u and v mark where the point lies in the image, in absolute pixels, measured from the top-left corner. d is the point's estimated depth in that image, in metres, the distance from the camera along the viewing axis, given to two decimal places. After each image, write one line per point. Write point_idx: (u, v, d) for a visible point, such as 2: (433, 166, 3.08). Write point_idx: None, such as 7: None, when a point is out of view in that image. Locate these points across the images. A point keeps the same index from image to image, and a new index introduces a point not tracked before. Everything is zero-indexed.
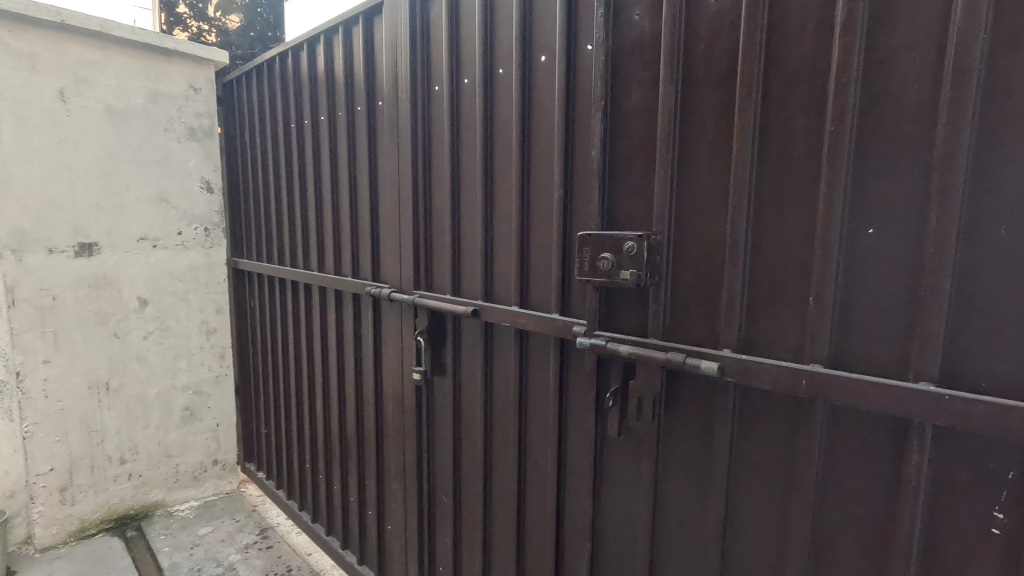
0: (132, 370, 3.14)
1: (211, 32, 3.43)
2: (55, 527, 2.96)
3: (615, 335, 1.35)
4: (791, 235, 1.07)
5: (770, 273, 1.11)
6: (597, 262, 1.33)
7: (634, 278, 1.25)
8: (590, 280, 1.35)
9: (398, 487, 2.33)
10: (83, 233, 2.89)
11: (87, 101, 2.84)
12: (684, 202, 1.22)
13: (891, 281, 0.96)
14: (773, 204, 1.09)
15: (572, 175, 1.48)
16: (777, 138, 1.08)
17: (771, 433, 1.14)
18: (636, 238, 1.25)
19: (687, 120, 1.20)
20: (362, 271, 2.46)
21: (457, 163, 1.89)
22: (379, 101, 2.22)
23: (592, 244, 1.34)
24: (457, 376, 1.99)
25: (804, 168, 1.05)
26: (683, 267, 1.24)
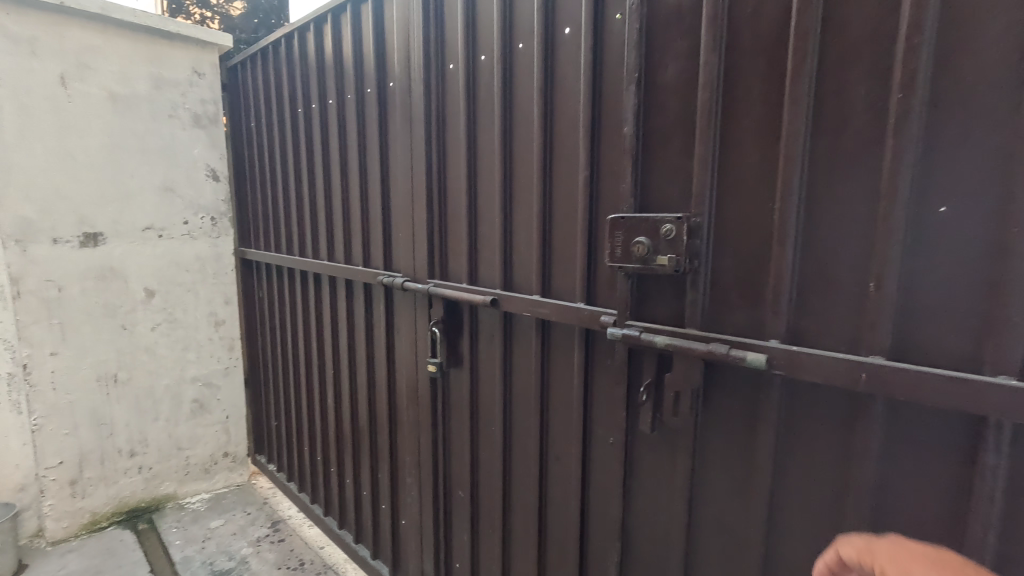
0: (140, 362, 3.09)
1: (214, 20, 3.37)
2: (67, 520, 2.94)
3: (649, 326, 1.27)
4: (849, 215, 0.98)
5: (824, 258, 1.02)
6: (631, 247, 1.25)
7: (671, 265, 1.16)
8: (622, 266, 1.27)
9: (413, 482, 2.27)
10: (88, 222, 2.83)
11: (89, 87, 2.76)
12: (727, 182, 1.13)
13: (962, 266, 0.88)
14: (827, 182, 1.00)
15: (599, 156, 1.40)
16: (834, 111, 0.99)
17: (821, 429, 1.06)
18: (674, 222, 1.17)
19: (731, 93, 1.11)
20: (374, 259, 2.38)
21: (473, 145, 1.80)
22: (390, 82, 2.13)
23: (625, 228, 1.26)
24: (475, 368, 1.92)
25: (865, 142, 0.96)
26: (724, 253, 1.15)
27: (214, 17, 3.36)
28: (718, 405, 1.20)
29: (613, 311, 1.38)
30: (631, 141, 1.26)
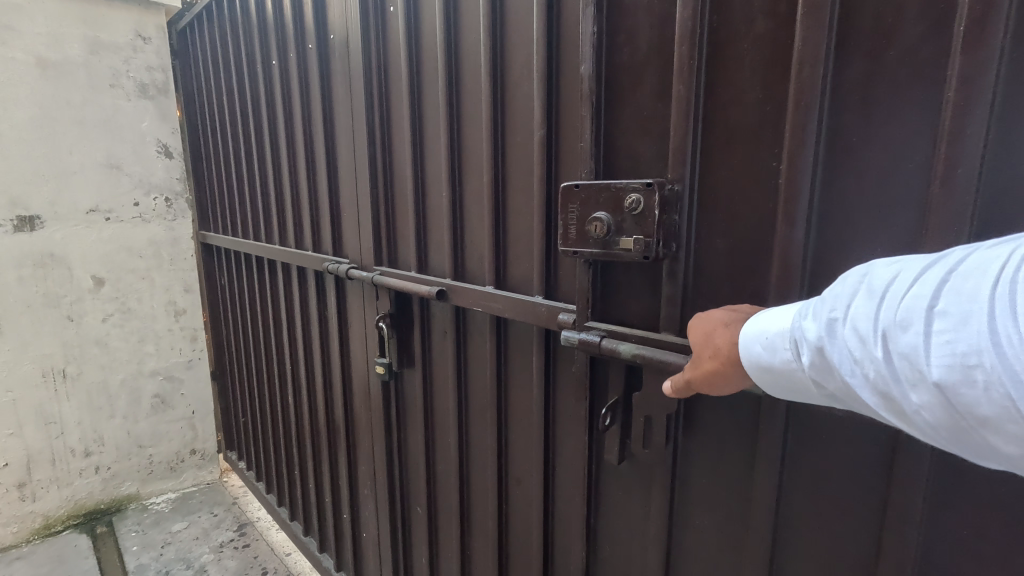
0: (91, 356, 2.87)
1: None
2: (16, 525, 2.77)
3: (613, 329, 0.99)
4: (890, 178, 0.70)
5: (850, 236, 0.74)
6: (587, 225, 0.95)
7: (638, 249, 0.87)
8: (578, 250, 0.98)
9: (370, 493, 2.03)
10: (22, 205, 2.58)
11: (13, 53, 2.48)
12: (715, 136, 0.84)
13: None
14: (858, 130, 0.71)
15: (557, 108, 1.09)
16: (871, 27, 0.69)
17: (838, 473, 0.80)
18: (641, 190, 0.86)
19: (721, 11, 0.81)
20: (324, 243, 2.11)
21: (417, 103, 1.49)
22: (330, 35, 1.82)
23: (581, 200, 0.96)
24: (427, 370, 1.64)
25: (918, 69, 0.66)
26: (712, 233, 0.86)
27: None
28: (704, 432, 0.93)
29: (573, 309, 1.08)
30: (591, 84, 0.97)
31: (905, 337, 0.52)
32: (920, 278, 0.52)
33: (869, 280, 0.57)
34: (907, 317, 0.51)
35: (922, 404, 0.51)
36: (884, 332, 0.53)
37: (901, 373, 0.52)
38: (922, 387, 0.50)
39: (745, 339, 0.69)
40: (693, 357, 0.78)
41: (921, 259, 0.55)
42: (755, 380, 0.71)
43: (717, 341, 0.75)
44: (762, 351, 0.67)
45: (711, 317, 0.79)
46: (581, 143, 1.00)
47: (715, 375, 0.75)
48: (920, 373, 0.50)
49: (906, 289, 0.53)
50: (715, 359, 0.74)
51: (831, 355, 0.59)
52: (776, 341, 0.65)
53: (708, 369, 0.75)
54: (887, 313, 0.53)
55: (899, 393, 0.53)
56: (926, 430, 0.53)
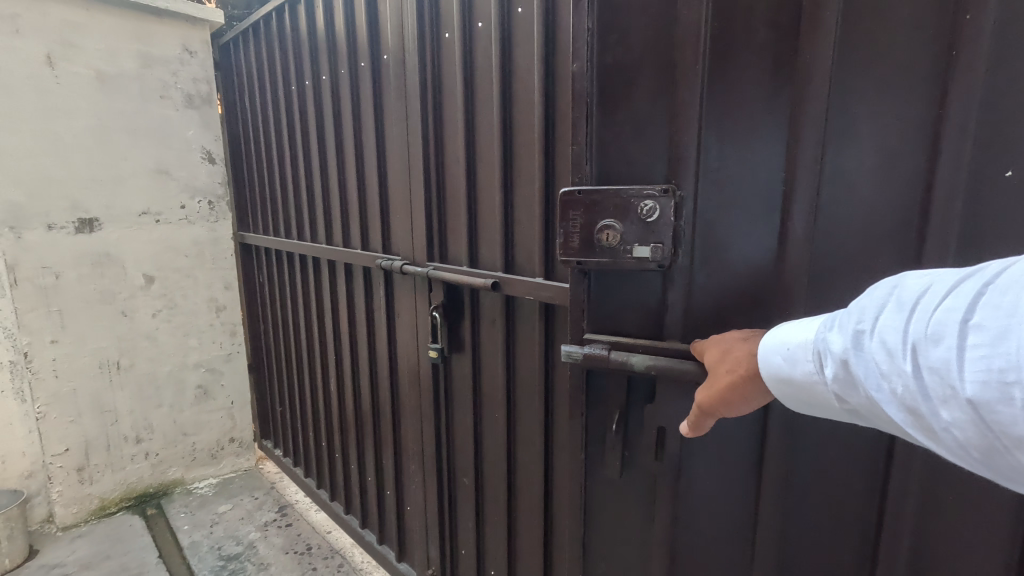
0: (142, 349, 3.07)
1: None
2: (75, 506, 2.95)
3: (618, 341, 1.10)
4: (887, 182, 0.87)
5: (843, 226, 0.91)
6: (595, 231, 1.05)
7: (657, 257, 0.99)
8: (589, 260, 1.06)
9: (417, 468, 2.24)
10: (82, 208, 2.77)
11: (75, 67, 2.67)
12: (726, 153, 0.96)
13: (1008, 240, 0.80)
14: (856, 143, 0.88)
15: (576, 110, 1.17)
16: (864, 61, 0.85)
17: (846, 439, 0.98)
18: (655, 196, 0.99)
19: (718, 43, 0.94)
20: (372, 242, 2.31)
21: (471, 119, 1.70)
22: (384, 55, 2.03)
23: (591, 209, 1.04)
24: (476, 356, 1.85)
25: (908, 106, 0.84)
26: (720, 242, 0.99)
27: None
28: None
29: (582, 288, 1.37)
30: (586, 83, 1.04)
31: (937, 352, 0.58)
32: (951, 294, 0.59)
33: (899, 295, 0.65)
34: (940, 333, 0.58)
35: (951, 420, 0.57)
36: (913, 346, 0.60)
37: (931, 389, 0.59)
38: (953, 404, 0.57)
39: (766, 350, 0.80)
40: (708, 380, 0.90)
41: (951, 275, 0.61)
42: (775, 395, 0.83)
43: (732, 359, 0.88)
44: (784, 362, 0.78)
45: (724, 339, 0.95)
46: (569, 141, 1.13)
47: (732, 387, 0.87)
48: (952, 389, 0.57)
49: (937, 305, 0.60)
50: (732, 371, 0.87)
51: (859, 368, 0.66)
52: (797, 353, 0.75)
53: (726, 382, 0.87)
54: (916, 327, 0.61)
55: (931, 409, 0.59)
56: (955, 446, 0.59)
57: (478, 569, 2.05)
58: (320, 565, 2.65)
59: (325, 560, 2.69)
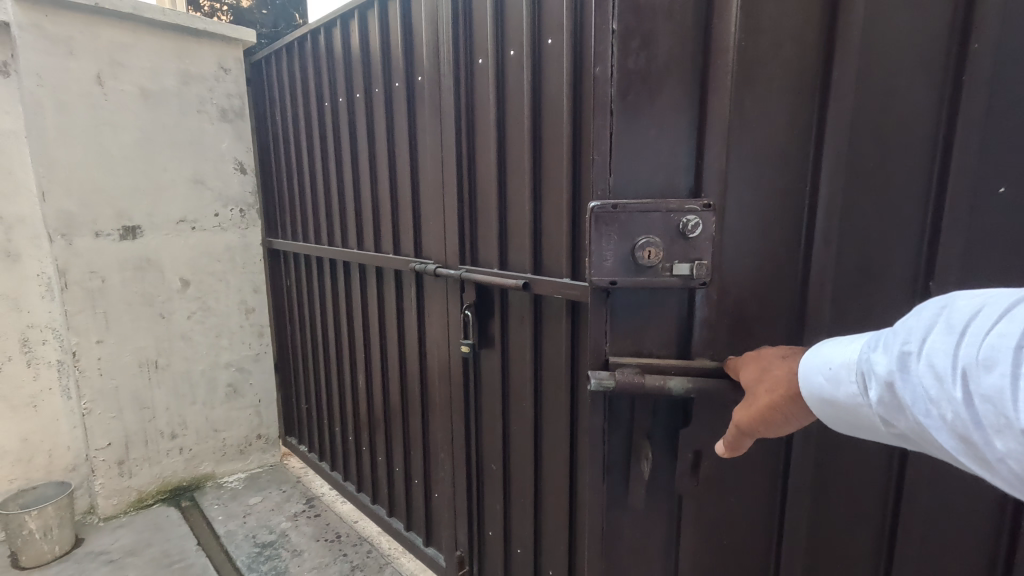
0: (178, 349, 3.24)
1: (225, 11, 3.50)
2: (115, 498, 3.12)
3: (647, 365, 1.07)
4: (892, 185, 1.02)
5: (861, 225, 1.03)
6: (632, 248, 0.99)
7: (699, 274, 1.00)
8: (624, 280, 1.01)
9: (445, 457, 2.40)
10: (126, 216, 2.96)
11: (122, 85, 2.87)
12: (754, 160, 1.01)
13: (996, 237, 1.00)
14: (874, 151, 1.00)
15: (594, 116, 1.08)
16: (883, 77, 0.98)
17: None
18: (700, 213, 0.98)
19: (742, 72, 0.99)
20: (403, 247, 2.49)
21: (502, 136, 1.89)
22: (418, 76, 2.23)
23: (630, 226, 0.99)
24: (505, 350, 2.03)
25: (916, 120, 1.00)
26: (749, 253, 1.05)
27: (225, 9, 3.49)
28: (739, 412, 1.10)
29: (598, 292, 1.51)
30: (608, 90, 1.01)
31: (988, 379, 0.62)
32: (999, 322, 0.63)
33: (949, 320, 0.69)
34: (991, 359, 0.62)
35: (1006, 450, 0.61)
36: (966, 371, 0.64)
37: (984, 416, 0.63)
38: (1007, 433, 0.60)
39: (810, 368, 0.84)
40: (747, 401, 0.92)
41: (1000, 301, 0.65)
42: (818, 417, 0.86)
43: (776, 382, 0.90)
44: (826, 382, 0.81)
45: (758, 358, 0.97)
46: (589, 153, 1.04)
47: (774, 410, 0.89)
48: (1004, 418, 0.60)
49: (988, 331, 0.64)
50: (773, 392, 0.90)
51: (902, 389, 0.71)
52: (841, 374, 0.79)
53: (765, 403, 0.89)
54: (968, 353, 0.65)
55: (984, 436, 0.63)
56: (1008, 477, 0.62)
57: (504, 550, 2.21)
58: (350, 551, 2.81)
59: (355, 546, 2.85)
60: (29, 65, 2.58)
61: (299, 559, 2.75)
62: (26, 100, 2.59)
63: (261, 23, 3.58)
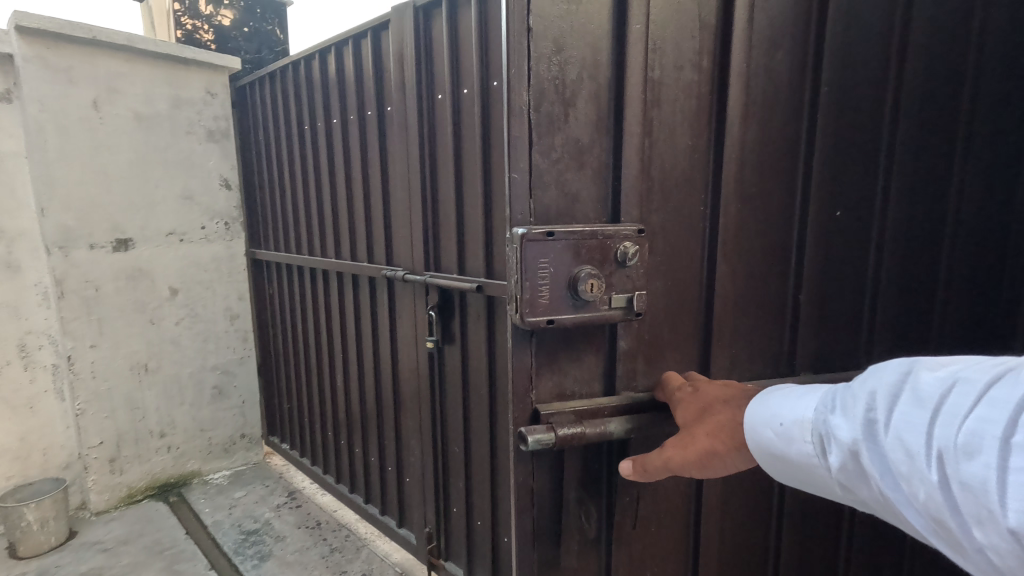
0: (167, 353, 3.47)
1: (208, 31, 3.70)
2: (107, 494, 3.32)
3: (582, 409, 1.03)
4: (768, 201, 1.12)
5: (747, 235, 1.12)
6: (574, 280, 0.93)
7: (634, 306, 1.00)
8: (561, 314, 0.95)
9: (416, 444, 2.68)
10: (120, 230, 3.19)
11: (117, 109, 3.12)
12: (659, 175, 1.04)
13: (840, 247, 1.16)
14: (755, 167, 1.10)
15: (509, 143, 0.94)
16: (760, 101, 1.07)
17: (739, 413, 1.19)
18: (633, 241, 0.99)
19: (651, 96, 1.01)
20: (376, 256, 2.78)
21: (459, 161, 2.21)
22: (388, 106, 2.54)
23: (567, 254, 0.94)
24: (464, 346, 2.34)
25: (783, 140, 1.11)
26: (659, 263, 1.08)
27: (207, 29, 3.69)
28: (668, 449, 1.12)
29: None
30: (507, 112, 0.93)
31: (969, 466, 0.60)
32: (980, 405, 0.61)
33: (919, 391, 0.67)
34: (972, 445, 0.60)
35: (987, 541, 0.59)
36: (941, 452, 0.63)
37: (963, 504, 0.61)
38: (991, 525, 0.58)
39: (759, 423, 0.86)
40: (686, 441, 0.92)
41: (976, 377, 0.63)
42: (760, 464, 0.89)
43: (714, 429, 0.92)
44: (776, 437, 0.84)
45: (699, 397, 0.98)
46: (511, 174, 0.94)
47: (708, 452, 0.91)
48: (986, 509, 0.59)
49: (969, 413, 0.62)
50: (711, 437, 0.92)
51: (864, 458, 0.71)
52: (793, 432, 0.81)
53: (702, 447, 0.91)
54: (945, 434, 0.63)
55: (964, 522, 0.61)
56: (987, 563, 0.61)
57: (467, 524, 2.48)
58: (330, 536, 3.06)
59: (334, 532, 3.11)
60: (32, 93, 2.83)
61: (282, 544, 3.00)
62: (29, 124, 2.84)
63: (245, 48, 3.87)
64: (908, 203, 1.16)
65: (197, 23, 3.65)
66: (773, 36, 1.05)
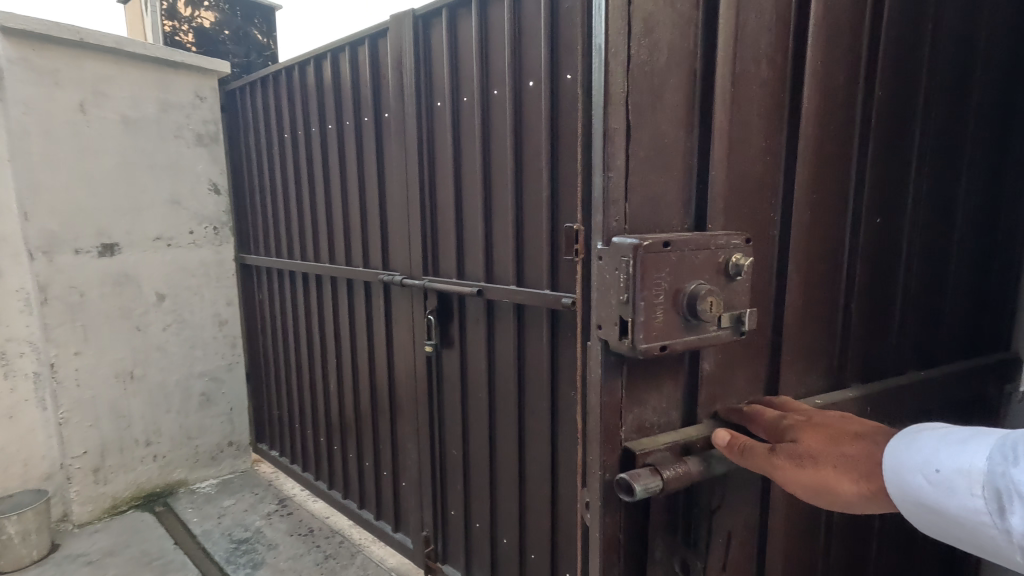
0: (154, 360, 3.41)
1: (189, 32, 3.65)
2: (91, 504, 3.24)
3: (676, 446, 0.94)
4: (831, 206, 1.10)
5: (813, 240, 1.08)
6: (689, 299, 0.82)
7: (745, 327, 0.89)
8: (671, 340, 0.83)
9: (413, 448, 2.68)
10: (106, 234, 3.14)
11: (104, 112, 3.08)
12: (739, 178, 0.97)
13: (883, 252, 1.20)
14: (824, 171, 1.07)
15: (604, 141, 0.86)
16: (828, 104, 1.04)
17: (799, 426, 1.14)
18: (743, 251, 0.89)
19: (739, 89, 0.94)
20: (372, 261, 2.79)
21: (458, 167, 2.25)
22: (385, 112, 2.57)
23: (679, 271, 0.82)
24: (463, 350, 2.36)
25: (842, 144, 1.09)
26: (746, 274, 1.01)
27: (188, 30, 3.63)
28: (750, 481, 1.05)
29: (571, 296, 1.87)
30: (604, 106, 0.86)
31: None
32: None
33: None
34: None
35: None
36: None
37: None
38: None
39: (909, 466, 0.80)
40: (809, 466, 0.83)
41: None
42: (895, 503, 0.82)
43: (845, 460, 0.84)
44: (929, 485, 0.78)
45: (827, 425, 0.88)
46: (607, 175, 0.87)
47: (833, 485, 0.83)
48: None
49: None
50: (840, 468, 0.83)
51: None
52: (954, 481, 0.76)
53: (829, 479, 0.83)
54: None
55: None
56: None
57: (465, 526, 2.50)
58: (323, 542, 3.04)
59: (327, 538, 3.09)
60: (16, 96, 2.77)
61: (274, 552, 2.97)
62: (13, 127, 2.79)
63: (232, 52, 3.85)
64: (928, 209, 1.25)
65: (174, 23, 3.57)
66: (836, 41, 1.03)
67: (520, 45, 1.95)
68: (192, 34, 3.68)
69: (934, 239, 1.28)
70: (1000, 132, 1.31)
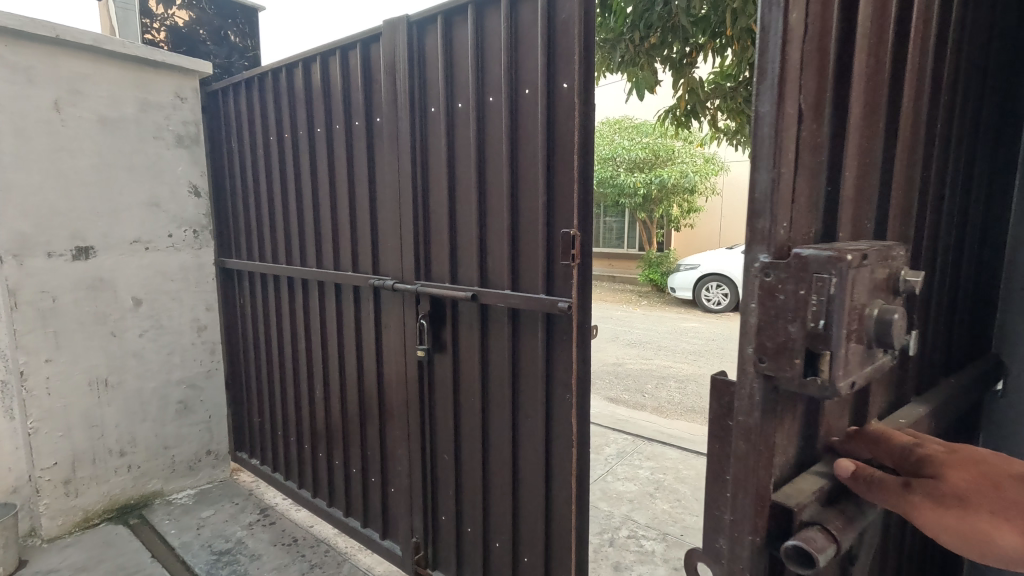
0: (129, 367, 3.30)
1: (160, 31, 3.54)
2: (61, 518, 3.11)
3: (824, 499, 0.91)
4: (902, 220, 1.10)
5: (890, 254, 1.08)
6: (881, 324, 0.78)
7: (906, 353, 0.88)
8: (856, 371, 0.79)
9: (402, 454, 2.66)
10: (81, 237, 3.04)
11: (81, 112, 2.99)
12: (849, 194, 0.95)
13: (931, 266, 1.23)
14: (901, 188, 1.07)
15: (779, 140, 0.82)
16: (908, 122, 1.05)
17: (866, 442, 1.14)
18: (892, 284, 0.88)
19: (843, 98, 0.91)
20: (362, 266, 2.77)
21: (452, 172, 2.27)
22: (376, 117, 2.57)
23: (868, 299, 0.79)
24: (456, 354, 2.37)
25: (912, 159, 1.09)
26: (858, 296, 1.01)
27: (160, 28, 3.53)
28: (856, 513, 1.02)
29: (569, 300, 1.90)
30: (785, 106, 0.81)
31: None
32: None
33: None
34: None
35: None
36: None
37: None
38: None
39: None
40: (964, 507, 0.87)
41: None
42: None
43: (999, 507, 0.87)
44: None
45: (981, 468, 0.91)
46: (774, 179, 0.82)
47: (987, 532, 0.86)
48: None
49: None
50: (992, 513, 0.87)
51: None
52: None
53: (981, 523, 0.86)
54: None
55: None
56: None
57: (456, 531, 2.50)
58: (309, 552, 2.99)
59: (312, 548, 3.03)
60: None
61: (258, 562, 2.90)
62: None
63: (212, 52, 3.77)
64: (955, 223, 1.30)
65: (149, 21, 3.49)
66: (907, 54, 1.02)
67: (516, 53, 1.98)
68: (163, 33, 3.56)
69: (954, 250, 1.33)
70: (993, 152, 1.40)
